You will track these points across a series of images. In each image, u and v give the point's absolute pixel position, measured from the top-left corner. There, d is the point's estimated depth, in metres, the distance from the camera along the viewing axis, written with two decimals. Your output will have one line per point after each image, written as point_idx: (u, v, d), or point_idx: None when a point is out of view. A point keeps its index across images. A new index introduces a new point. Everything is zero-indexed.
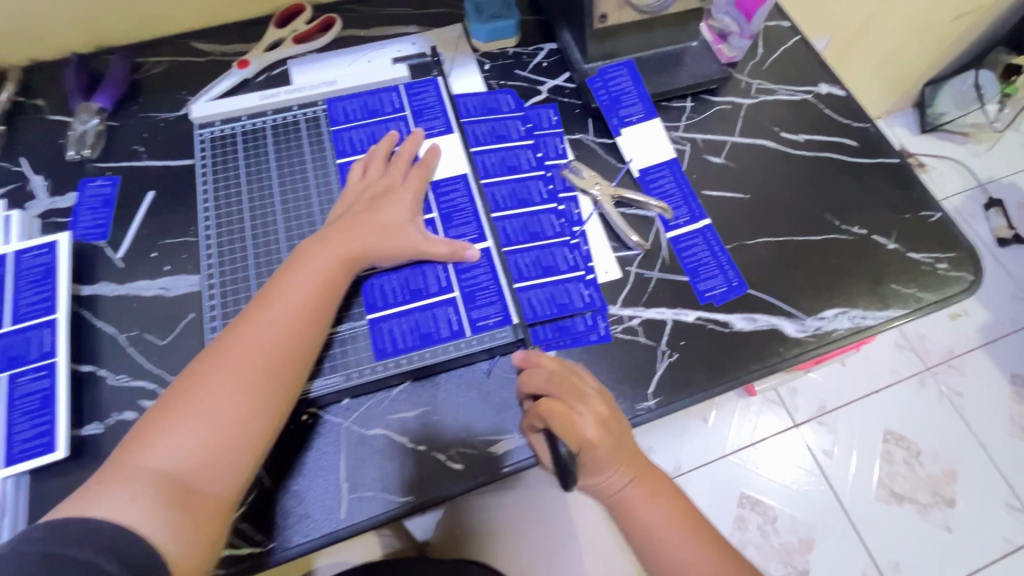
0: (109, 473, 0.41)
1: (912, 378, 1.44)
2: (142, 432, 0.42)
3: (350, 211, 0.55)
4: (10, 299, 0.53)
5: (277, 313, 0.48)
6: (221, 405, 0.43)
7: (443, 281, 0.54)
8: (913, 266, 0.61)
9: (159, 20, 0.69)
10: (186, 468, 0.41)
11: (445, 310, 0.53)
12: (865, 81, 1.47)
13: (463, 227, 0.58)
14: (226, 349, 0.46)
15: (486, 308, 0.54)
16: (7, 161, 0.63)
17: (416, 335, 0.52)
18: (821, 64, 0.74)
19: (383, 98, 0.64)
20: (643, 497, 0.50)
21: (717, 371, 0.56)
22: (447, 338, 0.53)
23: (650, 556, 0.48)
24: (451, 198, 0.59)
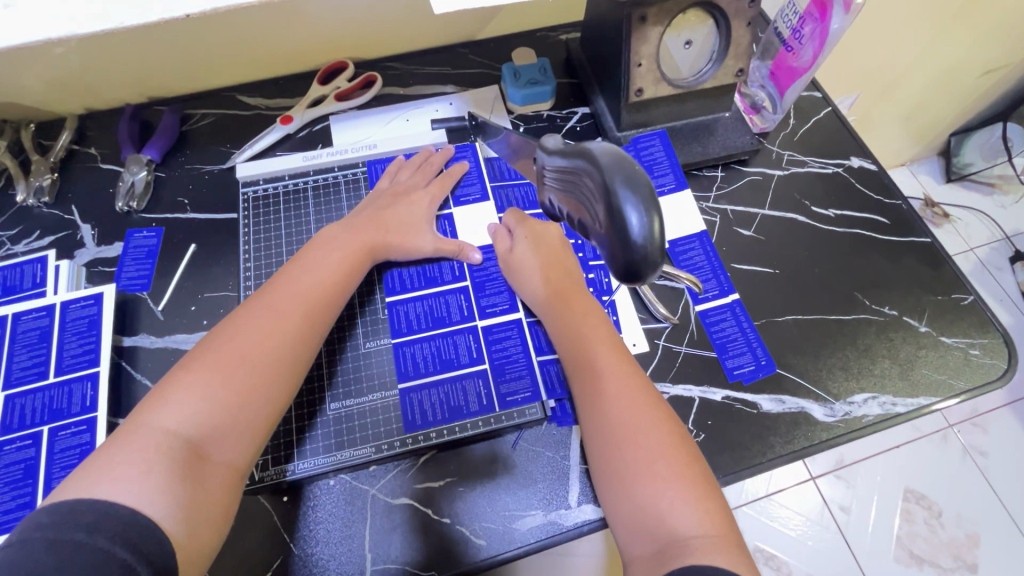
0: (121, 436, 0.40)
1: (934, 434, 1.41)
2: (159, 392, 0.43)
3: (372, 206, 0.60)
4: (56, 351, 0.55)
5: (297, 288, 0.51)
6: (239, 370, 0.44)
7: (475, 352, 0.56)
8: (945, 350, 0.61)
9: (208, 75, 0.72)
10: (201, 430, 0.42)
11: (474, 383, 0.55)
12: (891, 131, 1.46)
13: (497, 296, 0.59)
14: (247, 316, 0.48)
15: (514, 383, 0.55)
16: (59, 209, 0.65)
17: (445, 409, 0.54)
18: (852, 136, 0.74)
19: None
20: (616, 389, 0.47)
21: (744, 454, 0.55)
22: (476, 412, 0.54)
23: (610, 439, 0.45)
24: (484, 266, 0.61)
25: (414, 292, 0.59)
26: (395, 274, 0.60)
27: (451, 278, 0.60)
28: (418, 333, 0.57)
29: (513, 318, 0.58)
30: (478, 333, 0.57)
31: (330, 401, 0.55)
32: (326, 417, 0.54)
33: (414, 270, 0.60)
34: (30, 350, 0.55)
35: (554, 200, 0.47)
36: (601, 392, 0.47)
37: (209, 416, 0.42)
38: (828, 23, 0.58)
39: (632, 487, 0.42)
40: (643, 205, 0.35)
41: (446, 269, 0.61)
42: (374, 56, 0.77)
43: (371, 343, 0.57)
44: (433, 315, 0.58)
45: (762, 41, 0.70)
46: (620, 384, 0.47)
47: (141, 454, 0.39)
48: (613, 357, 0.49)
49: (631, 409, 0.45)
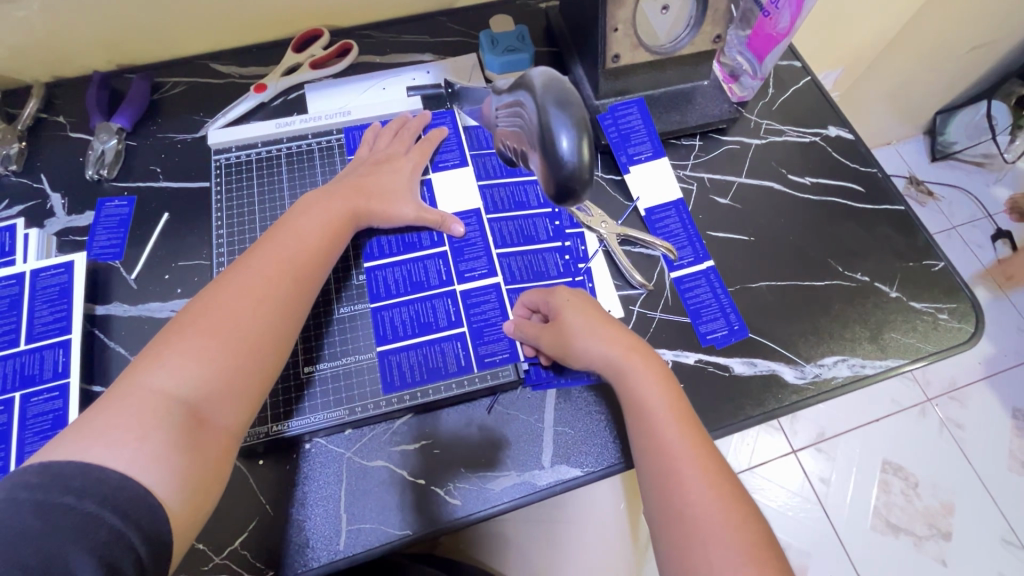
0: (112, 399, 0.39)
1: (912, 409, 1.44)
2: (148, 354, 0.42)
3: (352, 174, 0.59)
4: (26, 318, 0.54)
5: (286, 254, 0.50)
6: (234, 335, 0.44)
7: (453, 315, 0.57)
8: (915, 314, 0.62)
9: (178, 42, 0.71)
10: (198, 394, 0.42)
11: (453, 345, 0.55)
12: (877, 108, 1.46)
13: (474, 261, 0.59)
14: (234, 282, 0.47)
15: (493, 345, 0.56)
16: (28, 178, 0.64)
17: (424, 370, 0.54)
18: (831, 106, 0.74)
19: None
20: (688, 465, 0.44)
21: (716, 415, 0.56)
22: (455, 373, 0.55)
23: (678, 518, 0.43)
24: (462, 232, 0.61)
25: (393, 257, 0.59)
26: (374, 240, 0.60)
27: (430, 243, 0.60)
28: (397, 298, 0.57)
29: (491, 282, 0.59)
30: (456, 297, 0.57)
31: (306, 366, 0.55)
32: (302, 382, 0.54)
33: (393, 235, 0.60)
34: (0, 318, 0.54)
35: (505, 142, 0.49)
36: (675, 471, 0.44)
37: (206, 380, 0.42)
38: None
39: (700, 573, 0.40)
40: (572, 126, 0.36)
41: (425, 234, 0.60)
42: (350, 24, 0.75)
43: (348, 308, 0.57)
44: (412, 279, 0.58)
45: (741, 8, 0.68)
46: (683, 437, 0.46)
47: (137, 417, 0.39)
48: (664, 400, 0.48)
49: (704, 488, 0.43)
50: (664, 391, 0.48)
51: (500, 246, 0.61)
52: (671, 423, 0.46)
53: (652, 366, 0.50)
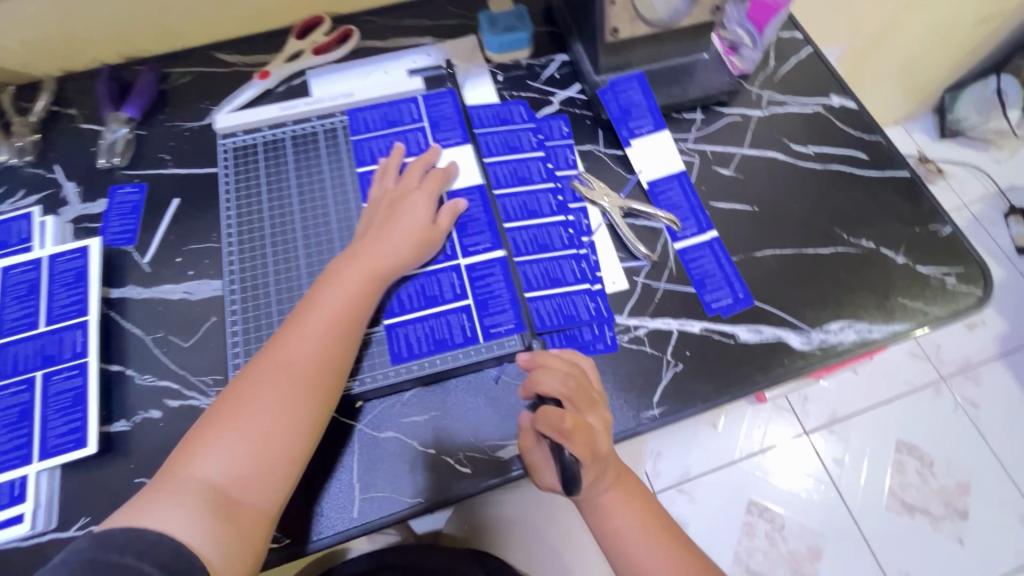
0: (161, 484, 0.44)
1: (926, 388, 1.42)
2: (193, 443, 0.46)
3: (371, 223, 0.58)
4: (45, 301, 0.56)
5: (310, 331, 0.50)
6: (262, 427, 0.46)
7: (458, 288, 0.57)
8: (921, 279, 0.62)
9: (184, 33, 0.72)
10: (230, 482, 0.45)
11: (459, 317, 0.56)
12: (884, 85, 1.44)
13: (478, 236, 0.60)
14: (265, 367, 0.49)
15: (498, 316, 0.56)
16: (42, 169, 0.66)
17: (430, 342, 0.55)
18: (833, 76, 0.74)
19: (402, 109, 0.67)
20: (619, 501, 0.53)
21: (722, 382, 0.57)
22: (461, 343, 0.55)
23: (617, 552, 0.52)
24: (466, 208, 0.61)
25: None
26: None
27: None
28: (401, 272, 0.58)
29: (495, 255, 0.59)
30: (461, 271, 0.58)
31: None
32: None
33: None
34: (20, 302, 0.56)
35: None
36: (611, 512, 0.53)
37: (241, 468, 0.45)
38: None
39: None
40: None
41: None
42: (351, 10, 0.76)
43: None
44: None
45: None
46: (635, 518, 0.53)
47: (177, 498, 0.43)
48: (628, 485, 0.54)
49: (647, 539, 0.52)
50: (638, 510, 0.53)
51: (503, 220, 0.62)
52: (638, 519, 0.53)
53: (634, 494, 0.54)
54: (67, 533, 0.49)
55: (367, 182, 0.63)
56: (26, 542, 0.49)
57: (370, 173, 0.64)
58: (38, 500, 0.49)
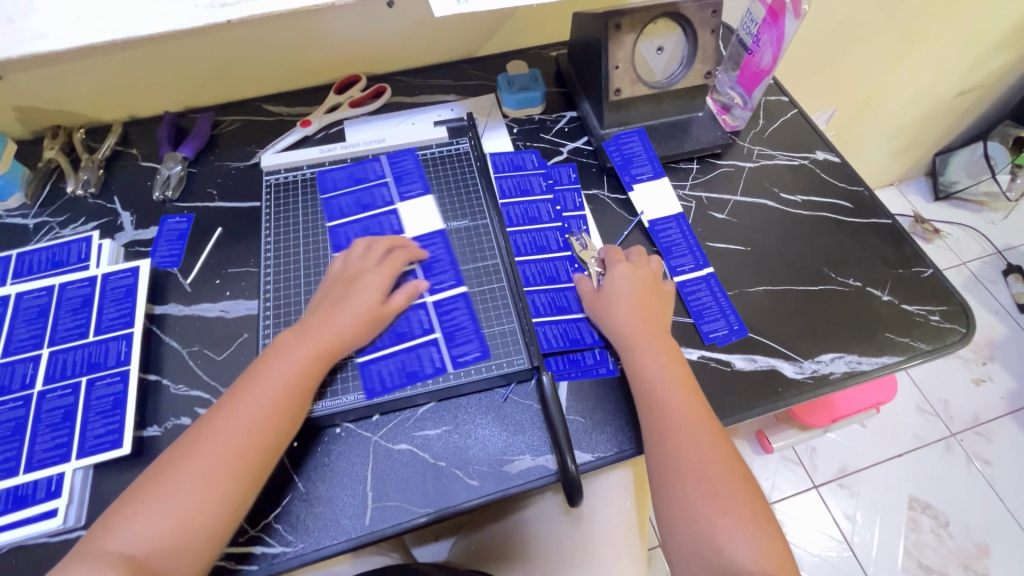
0: (80, 554, 0.44)
1: (936, 444, 1.41)
2: (118, 511, 0.46)
3: (326, 299, 0.59)
4: (96, 314, 0.61)
5: (247, 408, 0.51)
6: (187, 494, 0.46)
7: (426, 323, 0.61)
8: (906, 316, 0.66)
9: (239, 87, 0.82)
10: (146, 552, 0.44)
11: (428, 350, 0.60)
12: (876, 149, 1.54)
13: (442, 275, 0.64)
14: (201, 434, 0.49)
15: (463, 349, 0.60)
16: (102, 200, 0.73)
17: (403, 374, 0.58)
18: (818, 135, 0.82)
19: (368, 166, 0.73)
20: (664, 382, 0.54)
21: (719, 406, 0.59)
22: (431, 373, 0.59)
23: (653, 418, 0.53)
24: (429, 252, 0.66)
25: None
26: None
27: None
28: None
29: (457, 293, 0.63)
30: (428, 307, 0.62)
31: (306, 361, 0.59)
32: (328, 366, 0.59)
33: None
34: (73, 314, 0.61)
35: None
36: (642, 360, 0.56)
37: (159, 536, 0.45)
38: (782, 28, 0.67)
39: (667, 463, 0.50)
40: None
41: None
42: (385, 71, 0.86)
43: None
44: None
45: (731, 51, 0.79)
46: (682, 402, 0.53)
47: (89, 566, 0.43)
48: (691, 394, 0.54)
49: (685, 429, 0.51)
50: (686, 399, 0.53)
51: (515, 254, 0.67)
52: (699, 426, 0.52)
53: (692, 393, 0.54)
54: None
55: (338, 236, 0.68)
56: (54, 538, 0.51)
57: (341, 226, 0.69)
58: (71, 497, 0.52)
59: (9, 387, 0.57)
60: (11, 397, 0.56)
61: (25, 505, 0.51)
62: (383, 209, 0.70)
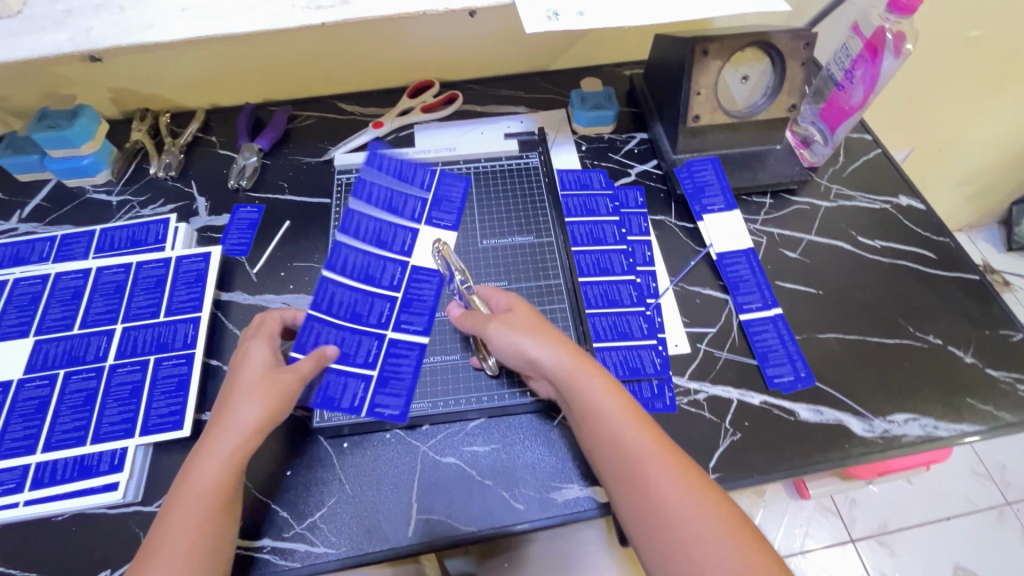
0: None
1: (989, 511, 1.32)
2: None
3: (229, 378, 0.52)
4: (167, 296, 0.63)
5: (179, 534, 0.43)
6: None
7: (370, 356, 0.60)
8: (991, 382, 0.61)
9: (317, 84, 0.84)
10: None
11: (356, 383, 0.58)
12: (949, 193, 1.46)
13: (415, 316, 0.63)
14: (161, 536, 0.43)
15: (388, 398, 0.58)
16: (181, 184, 0.76)
17: (320, 395, 0.57)
18: (902, 178, 0.78)
19: (417, 173, 0.73)
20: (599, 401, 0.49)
21: (778, 456, 0.57)
22: (347, 408, 0.57)
23: (601, 440, 0.48)
24: (420, 288, 0.65)
25: (349, 281, 0.64)
26: (328, 288, 0.63)
27: (392, 268, 0.66)
28: (335, 319, 0.61)
29: (417, 340, 0.62)
30: (383, 342, 0.61)
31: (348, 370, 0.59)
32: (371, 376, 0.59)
33: (360, 263, 0.66)
34: (146, 293, 0.64)
35: None
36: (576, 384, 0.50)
37: None
38: (878, 66, 0.65)
39: (630, 479, 0.45)
40: None
41: (388, 271, 0.66)
42: (457, 78, 0.87)
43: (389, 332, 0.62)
44: (354, 308, 0.63)
45: (815, 85, 0.76)
46: (622, 416, 0.48)
47: None
48: (641, 423, 0.48)
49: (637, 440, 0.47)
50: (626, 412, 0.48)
51: (578, 275, 0.66)
52: (658, 457, 0.46)
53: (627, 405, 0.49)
54: (149, 508, 0.53)
55: (352, 221, 0.68)
56: (111, 511, 0.53)
57: (359, 216, 0.69)
58: (131, 473, 0.53)
59: (83, 357, 0.59)
60: (84, 367, 0.59)
61: (89, 475, 0.53)
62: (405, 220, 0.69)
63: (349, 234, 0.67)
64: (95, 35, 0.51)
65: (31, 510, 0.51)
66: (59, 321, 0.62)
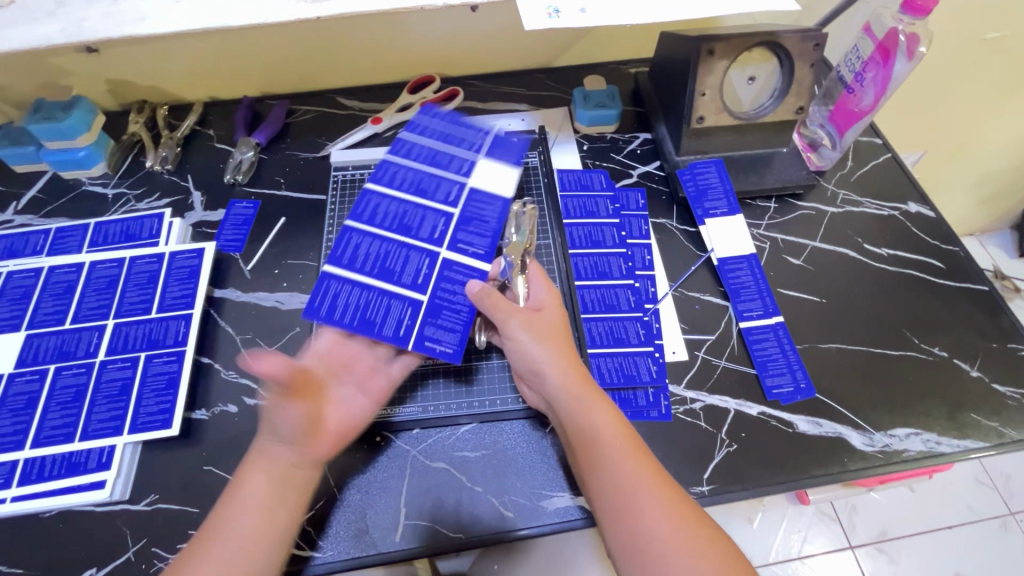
0: None
1: (992, 521, 1.30)
2: None
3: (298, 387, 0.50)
4: (160, 292, 0.63)
5: (246, 508, 0.45)
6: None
7: (420, 277, 0.56)
8: (996, 397, 0.60)
9: (316, 78, 0.83)
10: None
11: (401, 307, 0.55)
12: (961, 196, 1.43)
13: (474, 236, 0.59)
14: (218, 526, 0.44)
15: (442, 333, 0.55)
16: (177, 177, 0.75)
17: (359, 317, 0.54)
18: (912, 183, 0.75)
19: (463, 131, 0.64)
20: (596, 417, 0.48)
21: (774, 468, 0.55)
22: (388, 335, 0.54)
23: (593, 456, 0.47)
24: (480, 211, 0.60)
25: (383, 229, 0.58)
26: (371, 202, 0.59)
27: (442, 200, 0.60)
28: (381, 230, 0.58)
29: (475, 271, 0.57)
30: (435, 261, 0.57)
31: None
32: None
33: (410, 177, 0.61)
34: (139, 288, 0.63)
35: None
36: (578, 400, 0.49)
37: None
38: (890, 69, 0.63)
39: (619, 495, 0.45)
40: None
41: (427, 220, 0.59)
42: (459, 73, 0.85)
43: None
44: (403, 220, 0.59)
45: (825, 86, 0.74)
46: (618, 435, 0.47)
47: None
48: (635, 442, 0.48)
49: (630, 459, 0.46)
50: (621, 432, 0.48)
51: (575, 278, 0.65)
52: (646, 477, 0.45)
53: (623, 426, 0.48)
54: (136, 506, 0.53)
55: (384, 170, 0.61)
56: (98, 509, 0.52)
57: (395, 165, 0.61)
58: (119, 471, 0.53)
59: (74, 353, 0.59)
60: (75, 363, 0.58)
61: (77, 472, 0.52)
62: (449, 169, 0.62)
63: (382, 181, 0.60)
64: (87, 26, 0.51)
65: (19, 506, 0.51)
66: (51, 315, 0.61)
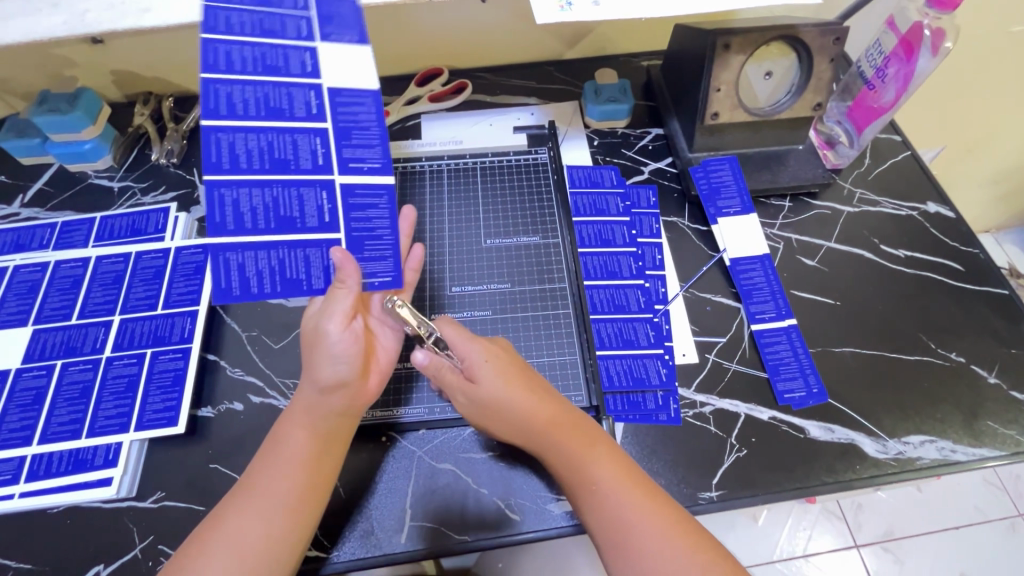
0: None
1: (1000, 521, 1.29)
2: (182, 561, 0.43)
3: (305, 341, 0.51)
4: (166, 288, 0.62)
5: (285, 464, 0.47)
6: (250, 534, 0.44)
7: (324, 215, 0.50)
8: (1015, 405, 0.58)
9: None
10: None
11: (317, 253, 0.50)
12: (978, 193, 1.40)
13: (363, 149, 0.50)
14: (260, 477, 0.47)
15: (374, 264, 0.52)
16: (183, 171, 0.75)
17: (279, 279, 0.50)
18: (932, 183, 0.74)
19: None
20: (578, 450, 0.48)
21: (784, 474, 0.55)
22: (319, 287, 0.51)
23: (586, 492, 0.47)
24: (353, 112, 0.49)
25: (258, 173, 0.48)
26: (221, 141, 0.46)
27: (302, 111, 0.48)
28: (255, 172, 0.47)
29: (383, 183, 0.51)
30: (333, 190, 0.50)
31: None
32: None
33: (253, 93, 0.47)
34: (145, 284, 0.63)
35: None
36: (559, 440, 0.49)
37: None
38: (913, 64, 0.61)
39: (614, 527, 0.45)
40: None
41: (297, 100, 0.48)
42: (467, 65, 0.83)
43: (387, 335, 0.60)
44: (273, 153, 0.48)
45: (843, 82, 0.72)
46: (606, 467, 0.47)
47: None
48: (625, 471, 0.47)
49: (620, 487, 0.46)
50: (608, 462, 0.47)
51: (584, 278, 0.64)
52: (639, 503, 0.45)
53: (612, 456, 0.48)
54: (143, 504, 0.53)
55: (211, 51, 0.45)
56: (106, 505, 0.53)
57: (222, 43, 0.45)
58: (126, 468, 0.53)
59: (80, 349, 0.59)
60: (81, 359, 0.58)
61: (84, 469, 0.53)
62: (285, 41, 0.47)
63: (218, 69, 0.45)
64: (90, 18, 0.49)
65: (28, 502, 0.51)
66: (57, 310, 0.61)
